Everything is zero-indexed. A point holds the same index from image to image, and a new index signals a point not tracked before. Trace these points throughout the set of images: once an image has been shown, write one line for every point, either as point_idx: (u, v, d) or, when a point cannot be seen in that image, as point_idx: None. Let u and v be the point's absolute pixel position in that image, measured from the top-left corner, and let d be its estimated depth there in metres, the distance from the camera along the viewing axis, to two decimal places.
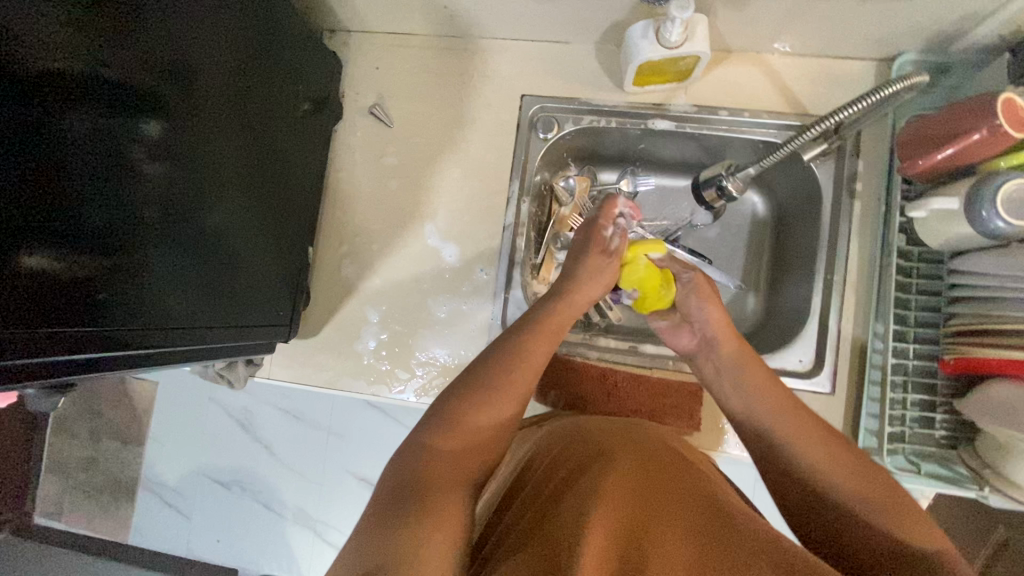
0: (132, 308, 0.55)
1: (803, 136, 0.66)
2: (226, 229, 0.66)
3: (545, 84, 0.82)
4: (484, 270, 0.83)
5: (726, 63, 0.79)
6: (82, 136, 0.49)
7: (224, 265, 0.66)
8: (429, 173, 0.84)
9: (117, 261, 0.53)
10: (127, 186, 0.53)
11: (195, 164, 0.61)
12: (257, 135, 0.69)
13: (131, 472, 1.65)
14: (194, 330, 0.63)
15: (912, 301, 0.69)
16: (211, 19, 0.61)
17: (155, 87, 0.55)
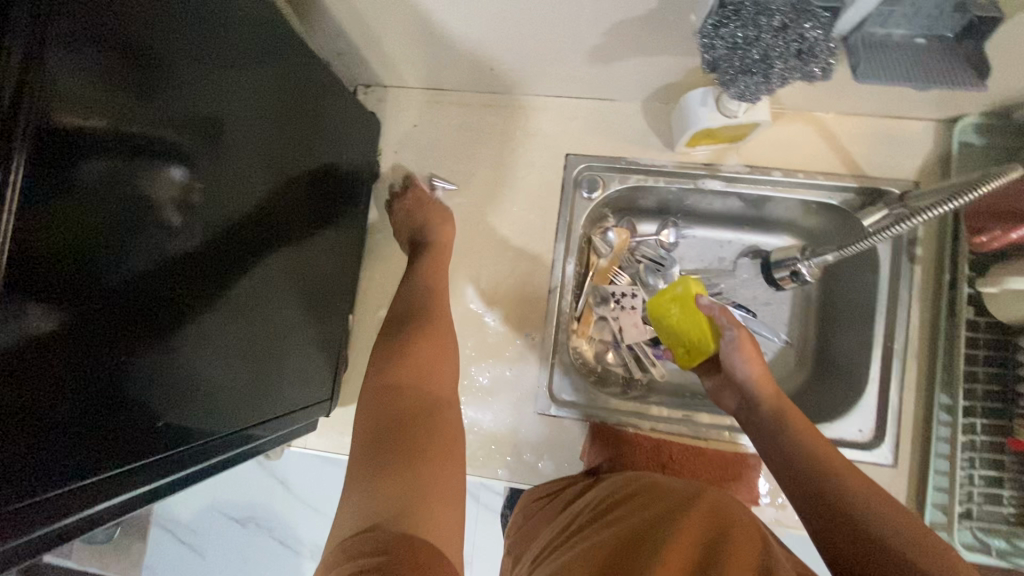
0: (173, 406, 0.50)
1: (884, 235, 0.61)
2: (266, 304, 0.62)
3: (589, 142, 0.80)
4: (528, 335, 0.80)
5: (779, 122, 0.77)
6: (155, 251, 0.46)
7: (263, 342, 0.62)
8: (470, 234, 0.82)
9: (179, 372, 0.50)
10: (173, 275, 0.48)
11: (235, 238, 0.56)
12: (292, 198, 0.65)
13: (144, 509, 1.61)
14: (241, 423, 0.60)
15: (979, 374, 0.67)
16: (254, 78, 0.56)
17: (199, 161, 0.50)
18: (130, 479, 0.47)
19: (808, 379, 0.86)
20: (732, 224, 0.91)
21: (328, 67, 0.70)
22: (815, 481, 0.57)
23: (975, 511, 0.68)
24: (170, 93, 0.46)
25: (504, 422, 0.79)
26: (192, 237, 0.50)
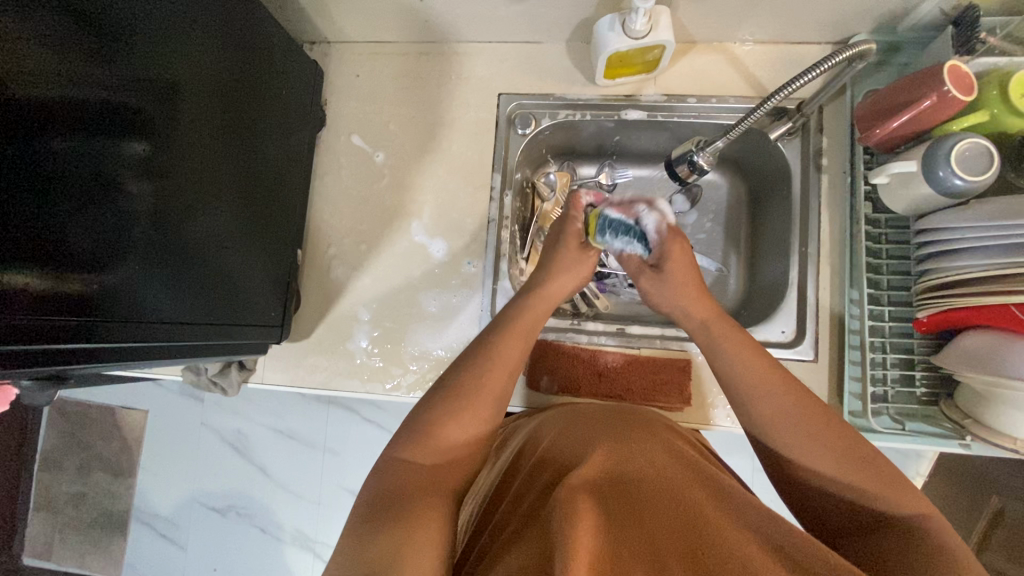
0: (126, 310, 0.56)
1: (761, 109, 0.65)
2: (212, 231, 0.68)
3: (520, 82, 0.86)
4: (471, 262, 0.84)
5: (691, 53, 0.83)
6: (70, 157, 0.50)
7: (211, 266, 0.68)
8: (414, 173, 0.87)
9: (110, 276, 0.54)
10: (116, 189, 0.55)
11: (177, 166, 0.62)
12: (238, 138, 0.71)
13: (122, 505, 1.60)
14: (188, 337, 0.65)
15: (884, 265, 0.73)
16: (188, 33, 0.63)
17: (140, 89, 0.57)
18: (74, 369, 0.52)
19: (742, 300, 0.91)
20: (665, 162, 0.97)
21: (259, 11, 0.75)
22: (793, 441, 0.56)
23: (891, 395, 0.72)
24: (101, 27, 0.53)
25: (451, 347, 0.83)
26: (114, 151, 0.54)
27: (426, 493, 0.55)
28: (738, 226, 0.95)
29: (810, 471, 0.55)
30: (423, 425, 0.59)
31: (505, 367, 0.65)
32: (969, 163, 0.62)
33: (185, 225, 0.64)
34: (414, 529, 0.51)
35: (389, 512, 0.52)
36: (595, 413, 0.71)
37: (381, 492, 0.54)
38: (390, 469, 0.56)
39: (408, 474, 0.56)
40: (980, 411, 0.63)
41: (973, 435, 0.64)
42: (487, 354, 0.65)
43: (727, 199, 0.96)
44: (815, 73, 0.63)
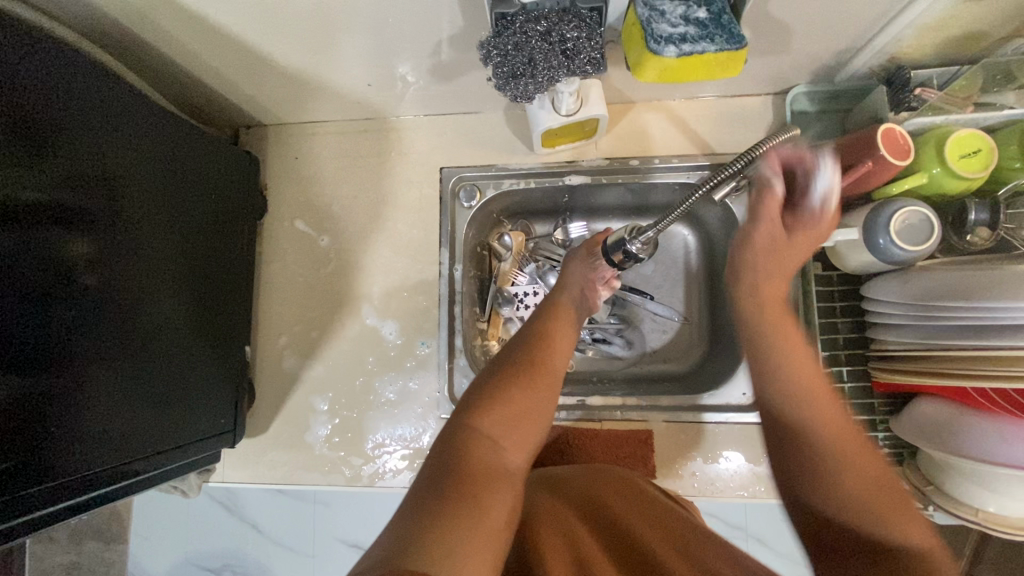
0: (63, 434, 0.55)
1: (715, 180, 0.56)
2: (160, 334, 0.67)
3: (461, 155, 0.84)
4: (425, 343, 0.83)
5: (631, 114, 0.81)
6: (18, 267, 0.52)
7: (161, 370, 0.67)
8: (362, 253, 0.85)
9: (55, 384, 0.55)
10: (45, 316, 0.54)
11: (121, 274, 0.62)
12: (180, 236, 0.70)
13: (118, 572, 1.54)
14: (135, 442, 0.63)
15: (838, 324, 0.72)
16: (140, 132, 0.64)
17: (70, 210, 0.56)
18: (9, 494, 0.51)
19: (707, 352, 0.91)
20: (618, 214, 0.95)
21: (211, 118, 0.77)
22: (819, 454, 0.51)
23: None
24: (24, 158, 0.52)
25: (410, 433, 0.81)
26: (61, 256, 0.56)
27: (497, 480, 0.54)
28: (697, 275, 0.93)
29: (833, 506, 0.50)
30: (495, 397, 0.60)
31: (559, 376, 0.65)
32: (907, 231, 0.61)
33: (129, 335, 0.63)
34: (488, 516, 0.50)
35: (455, 490, 0.51)
36: (560, 474, 0.74)
37: (445, 469, 0.53)
38: (467, 441, 0.56)
39: (479, 455, 0.55)
40: (941, 479, 0.62)
41: (935, 504, 0.63)
42: (541, 336, 0.68)
43: (685, 248, 0.94)
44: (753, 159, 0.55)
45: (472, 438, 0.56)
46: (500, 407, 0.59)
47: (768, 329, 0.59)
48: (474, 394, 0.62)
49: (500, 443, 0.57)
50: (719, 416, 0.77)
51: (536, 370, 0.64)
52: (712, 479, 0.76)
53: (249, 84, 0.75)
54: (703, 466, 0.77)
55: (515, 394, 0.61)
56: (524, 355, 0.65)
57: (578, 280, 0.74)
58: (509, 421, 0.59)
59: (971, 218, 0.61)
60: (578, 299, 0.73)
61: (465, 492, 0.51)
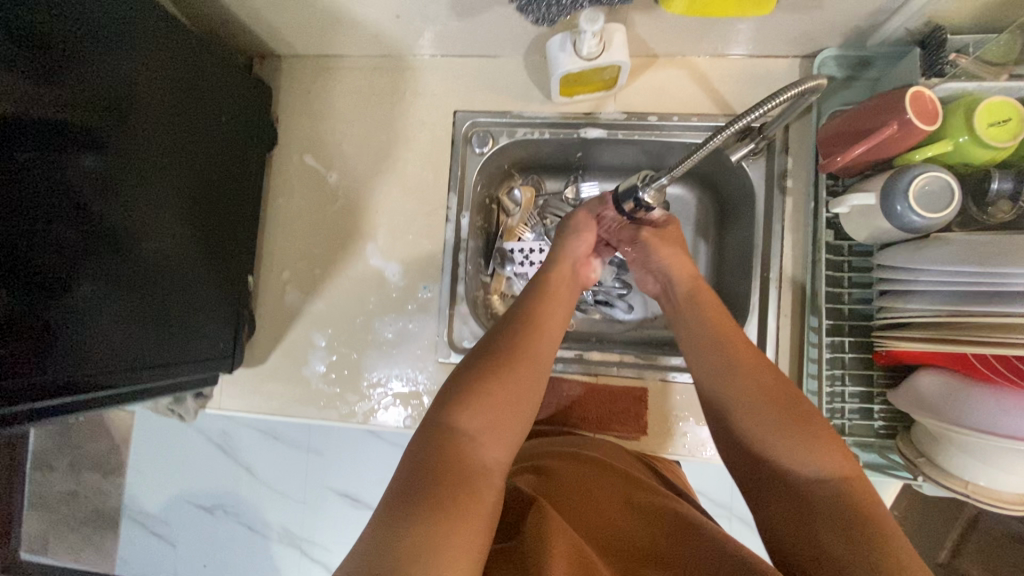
0: (64, 347, 0.56)
1: (723, 134, 0.59)
2: (167, 260, 0.68)
3: (476, 99, 0.83)
4: (427, 287, 0.83)
5: (654, 68, 0.79)
6: (22, 179, 0.51)
7: (166, 296, 0.68)
8: (370, 193, 0.84)
9: (57, 297, 0.55)
10: (50, 228, 0.54)
11: (125, 194, 0.61)
12: (193, 164, 0.70)
13: (113, 504, 1.55)
14: (135, 362, 0.64)
15: (844, 295, 0.71)
16: (148, 49, 0.62)
17: (88, 125, 0.56)
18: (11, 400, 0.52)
19: None
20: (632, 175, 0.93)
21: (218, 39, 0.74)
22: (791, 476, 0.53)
23: (849, 427, 0.71)
24: (43, 66, 0.52)
25: (407, 374, 0.82)
26: (64, 170, 0.55)
27: (470, 480, 0.52)
28: (706, 243, 0.92)
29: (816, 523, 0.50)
30: (471, 389, 0.58)
31: (546, 361, 0.64)
32: (927, 198, 0.59)
33: (137, 258, 0.64)
34: (463, 519, 0.49)
35: (422, 497, 0.49)
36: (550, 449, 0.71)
37: (424, 469, 0.52)
38: (443, 438, 0.54)
39: (456, 454, 0.53)
40: (933, 451, 0.62)
41: (925, 475, 0.63)
42: (524, 318, 0.66)
43: (696, 214, 0.93)
44: (770, 106, 0.60)
45: (448, 437, 0.54)
46: (480, 390, 0.58)
47: (720, 332, 0.64)
48: (453, 385, 0.59)
49: (478, 443, 0.55)
50: None
51: (507, 360, 0.61)
52: (703, 441, 0.76)
53: (266, 8, 0.73)
54: (695, 427, 0.77)
55: (495, 385, 0.58)
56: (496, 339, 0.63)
57: (572, 256, 0.74)
58: (490, 413, 0.57)
59: (994, 188, 0.60)
60: (572, 276, 0.73)
61: (437, 497, 0.49)
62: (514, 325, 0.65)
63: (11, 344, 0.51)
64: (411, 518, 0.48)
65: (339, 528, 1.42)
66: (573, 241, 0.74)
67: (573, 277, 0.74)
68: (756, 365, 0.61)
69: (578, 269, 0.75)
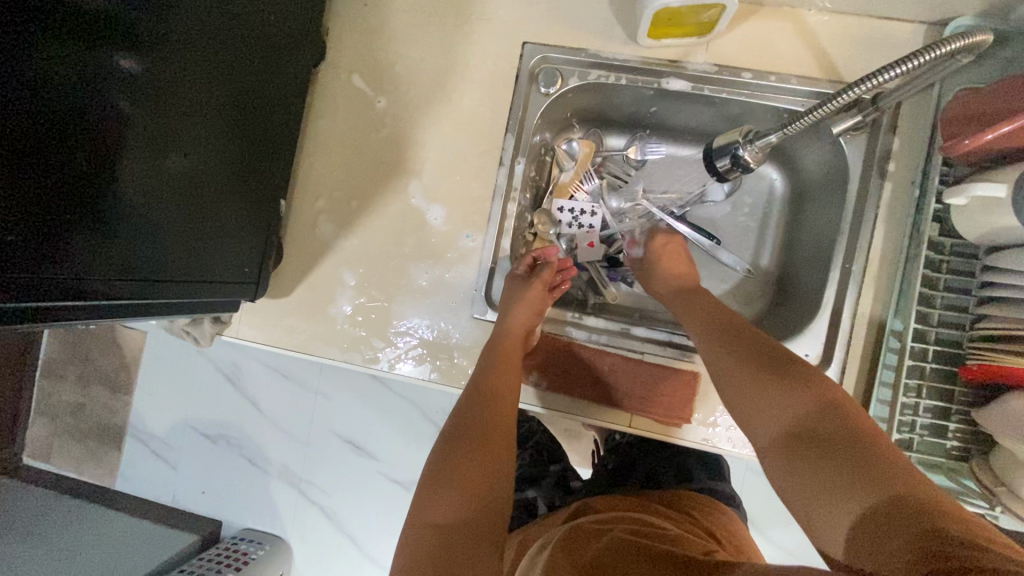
0: (88, 258, 0.52)
1: (832, 103, 0.54)
2: (195, 179, 0.62)
3: (550, 32, 0.74)
4: (470, 236, 0.76)
5: (756, 17, 0.70)
6: (52, 66, 0.46)
7: (187, 219, 0.62)
8: (420, 125, 0.77)
9: (85, 203, 0.50)
10: (82, 125, 0.49)
11: (164, 97, 0.56)
12: (235, 79, 0.64)
13: (119, 421, 1.54)
14: (161, 283, 0.60)
15: (937, 298, 0.63)
16: None
17: (119, 10, 0.50)
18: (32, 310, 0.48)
19: (766, 308, 0.83)
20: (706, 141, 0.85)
21: None
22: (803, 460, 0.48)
23: (917, 444, 0.64)
24: None
25: (440, 327, 0.76)
26: (100, 62, 0.49)
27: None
28: (775, 225, 0.85)
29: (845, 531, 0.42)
30: (436, 486, 0.59)
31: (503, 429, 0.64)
32: None
33: (162, 170, 0.58)
34: None
35: None
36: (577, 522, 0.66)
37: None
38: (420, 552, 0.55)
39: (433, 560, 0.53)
40: (1021, 482, 0.55)
41: (1003, 506, 0.57)
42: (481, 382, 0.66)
43: (769, 193, 0.85)
44: (901, 71, 0.53)
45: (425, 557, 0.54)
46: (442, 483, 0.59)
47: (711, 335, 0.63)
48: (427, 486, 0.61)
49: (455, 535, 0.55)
50: None
51: (468, 442, 0.62)
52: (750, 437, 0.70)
53: None
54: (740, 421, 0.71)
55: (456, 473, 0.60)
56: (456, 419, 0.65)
57: (520, 325, 0.71)
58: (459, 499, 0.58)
59: None
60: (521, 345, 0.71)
61: None
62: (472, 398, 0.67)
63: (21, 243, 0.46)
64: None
65: (340, 473, 1.41)
66: (518, 308, 0.72)
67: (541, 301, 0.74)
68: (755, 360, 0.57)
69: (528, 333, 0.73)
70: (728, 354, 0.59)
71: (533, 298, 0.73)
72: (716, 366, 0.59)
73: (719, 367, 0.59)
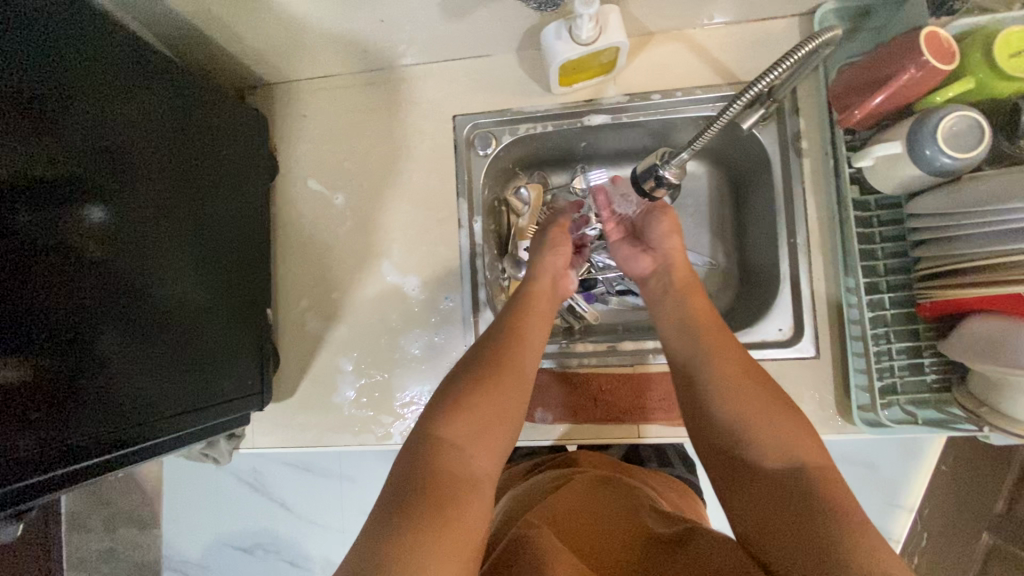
0: (91, 407, 0.55)
1: (737, 103, 0.59)
2: (179, 307, 0.66)
3: (474, 101, 0.82)
4: (448, 298, 0.81)
5: (650, 46, 0.78)
6: (34, 237, 0.51)
7: (180, 347, 0.66)
8: (378, 209, 0.83)
9: (79, 356, 0.54)
10: (67, 283, 0.53)
11: (135, 241, 0.61)
12: (195, 209, 0.69)
13: (154, 556, 1.52)
14: (161, 415, 0.63)
15: (878, 250, 0.69)
16: (136, 90, 0.61)
17: (83, 177, 0.55)
18: (40, 467, 0.51)
19: (736, 293, 0.88)
20: (639, 157, 0.91)
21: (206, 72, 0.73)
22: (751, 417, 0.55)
23: (902, 385, 0.68)
24: (34, 124, 0.51)
25: None
26: (73, 223, 0.54)
27: (461, 491, 0.52)
28: (722, 216, 0.90)
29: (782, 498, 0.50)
30: (461, 402, 0.58)
31: (529, 375, 0.64)
32: (957, 139, 0.58)
33: (146, 310, 0.61)
34: (445, 530, 0.49)
35: (416, 508, 0.50)
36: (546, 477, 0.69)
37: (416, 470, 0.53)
38: (429, 451, 0.54)
39: (446, 464, 0.54)
40: (997, 399, 0.59)
41: (990, 424, 0.60)
42: (510, 326, 0.67)
43: (708, 189, 0.91)
44: (785, 66, 0.57)
45: (436, 468, 0.53)
46: (474, 391, 0.59)
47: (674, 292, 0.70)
48: (446, 390, 0.60)
49: (470, 446, 0.56)
50: (756, 352, 0.75)
51: (499, 372, 0.62)
52: None
53: (251, 32, 0.72)
54: None
55: (487, 395, 0.59)
56: (487, 340, 0.66)
57: (550, 269, 0.75)
58: (477, 421, 0.57)
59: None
60: (551, 290, 0.74)
61: (425, 507, 0.50)
62: (501, 337, 0.66)
63: (26, 408, 0.49)
64: (404, 527, 0.48)
65: None
66: (552, 255, 0.76)
67: (553, 291, 0.75)
68: (783, 428, 0.54)
69: (557, 281, 0.76)
70: (741, 406, 0.56)
71: (563, 242, 0.77)
72: (725, 420, 0.56)
73: (722, 382, 0.58)
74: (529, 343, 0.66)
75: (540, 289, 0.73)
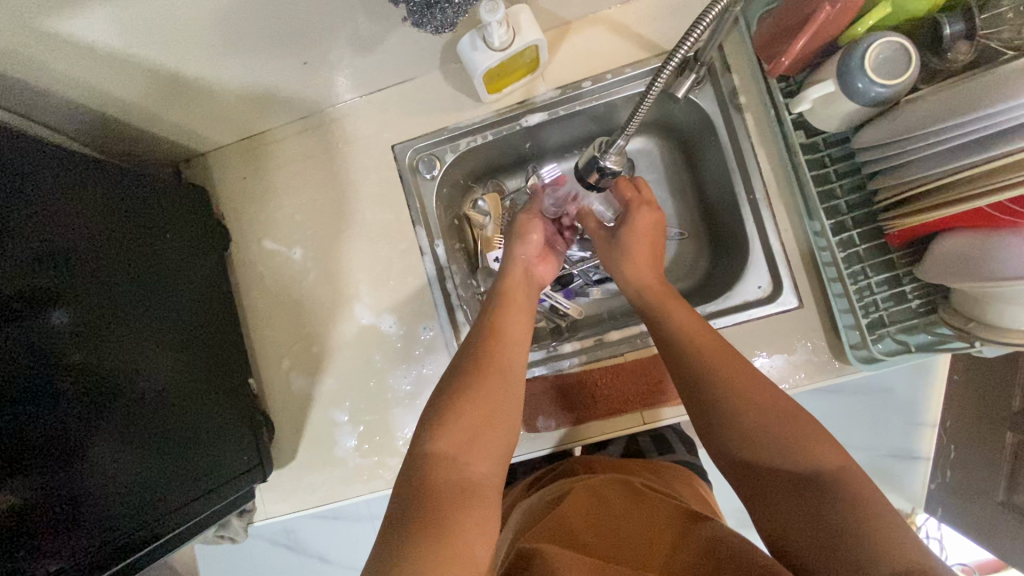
0: (92, 516, 0.54)
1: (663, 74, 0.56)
2: (167, 391, 0.65)
3: (410, 127, 0.81)
4: (428, 327, 0.80)
5: (570, 35, 0.77)
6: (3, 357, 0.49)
7: (174, 434, 0.65)
8: (339, 253, 0.82)
9: (72, 468, 0.53)
10: (46, 396, 0.52)
11: (108, 338, 0.60)
12: (161, 293, 0.68)
13: None
14: (166, 507, 0.62)
15: (837, 189, 0.68)
16: (79, 185, 0.60)
17: (42, 286, 0.54)
18: None
19: (711, 257, 0.87)
20: (587, 145, 0.90)
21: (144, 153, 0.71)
22: (749, 417, 0.54)
23: (888, 317, 0.68)
24: None
25: None
26: (42, 334, 0.53)
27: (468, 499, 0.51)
28: (681, 185, 0.90)
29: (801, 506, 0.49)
30: (454, 405, 0.57)
31: (514, 369, 0.63)
32: (885, 66, 0.57)
33: (134, 405, 0.60)
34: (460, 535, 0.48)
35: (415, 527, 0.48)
36: (546, 493, 0.67)
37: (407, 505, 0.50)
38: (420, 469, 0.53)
39: (442, 479, 0.52)
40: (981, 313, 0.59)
41: (980, 339, 0.59)
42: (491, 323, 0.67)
43: (662, 161, 0.91)
44: (708, 21, 0.55)
45: (430, 488, 0.51)
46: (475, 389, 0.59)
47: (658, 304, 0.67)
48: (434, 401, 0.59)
49: (472, 456, 0.55)
50: (741, 314, 0.74)
51: (479, 371, 0.61)
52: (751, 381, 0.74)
53: (170, 110, 0.70)
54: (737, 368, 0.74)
55: (471, 396, 0.58)
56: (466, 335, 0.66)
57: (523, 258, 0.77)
58: (468, 430, 0.56)
59: (947, 33, 0.57)
60: (525, 280, 0.75)
61: (427, 525, 0.48)
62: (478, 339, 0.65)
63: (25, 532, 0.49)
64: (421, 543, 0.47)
65: None
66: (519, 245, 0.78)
67: (528, 279, 0.75)
68: (792, 439, 0.52)
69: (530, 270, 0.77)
70: (750, 421, 0.54)
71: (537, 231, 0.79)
72: (727, 414, 0.55)
73: (724, 386, 0.56)
74: (515, 340, 0.66)
75: (514, 277, 0.74)
